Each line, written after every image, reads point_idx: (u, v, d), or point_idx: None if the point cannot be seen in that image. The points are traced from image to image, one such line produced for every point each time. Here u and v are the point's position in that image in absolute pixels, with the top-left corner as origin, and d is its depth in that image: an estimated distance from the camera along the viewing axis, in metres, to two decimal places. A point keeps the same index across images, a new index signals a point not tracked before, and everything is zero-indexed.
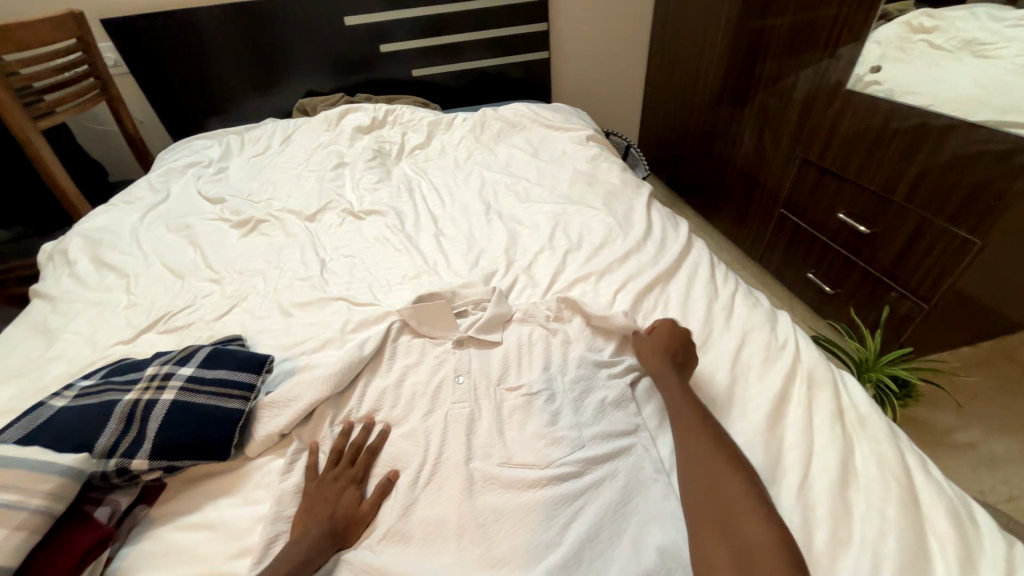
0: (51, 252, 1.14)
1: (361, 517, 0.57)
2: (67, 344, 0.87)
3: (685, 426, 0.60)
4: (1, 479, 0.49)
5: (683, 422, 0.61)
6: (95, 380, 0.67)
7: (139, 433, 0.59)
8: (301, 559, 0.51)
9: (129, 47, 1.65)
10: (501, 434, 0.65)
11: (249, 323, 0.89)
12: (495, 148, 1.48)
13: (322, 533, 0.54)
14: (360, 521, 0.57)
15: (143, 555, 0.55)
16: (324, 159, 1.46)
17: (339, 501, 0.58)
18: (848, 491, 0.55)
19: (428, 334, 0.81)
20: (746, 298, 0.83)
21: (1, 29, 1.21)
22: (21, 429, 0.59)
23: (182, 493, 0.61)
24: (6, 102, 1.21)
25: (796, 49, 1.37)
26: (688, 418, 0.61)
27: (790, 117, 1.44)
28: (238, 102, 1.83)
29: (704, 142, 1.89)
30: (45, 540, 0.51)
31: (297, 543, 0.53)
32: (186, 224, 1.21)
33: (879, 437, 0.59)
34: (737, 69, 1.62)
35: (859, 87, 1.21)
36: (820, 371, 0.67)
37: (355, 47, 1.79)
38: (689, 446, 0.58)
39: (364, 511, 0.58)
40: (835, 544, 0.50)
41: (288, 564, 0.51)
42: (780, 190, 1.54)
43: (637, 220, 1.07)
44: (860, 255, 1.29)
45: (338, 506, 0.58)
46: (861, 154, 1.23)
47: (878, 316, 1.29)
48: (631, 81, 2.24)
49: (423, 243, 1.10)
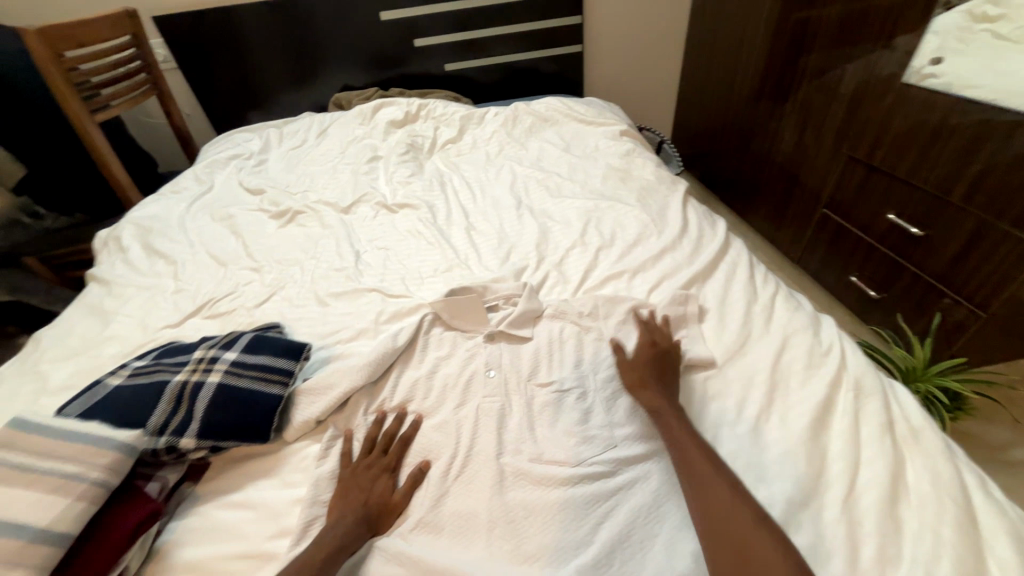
0: (105, 238, 1.20)
1: (394, 506, 0.58)
2: (122, 326, 0.92)
3: (694, 472, 0.54)
4: (65, 450, 0.52)
5: (691, 463, 0.55)
6: (147, 360, 0.71)
7: (187, 413, 0.62)
8: (337, 545, 0.53)
9: (178, 43, 1.72)
10: (531, 430, 0.65)
11: (287, 311, 0.92)
12: (526, 143, 1.47)
13: (357, 520, 0.56)
14: (394, 510, 0.58)
15: (189, 530, 0.57)
16: (359, 152, 1.49)
17: (374, 488, 0.59)
18: (898, 507, 0.52)
19: (459, 328, 0.81)
20: (788, 300, 0.80)
21: (65, 26, 1.28)
22: (82, 405, 0.64)
23: (224, 473, 0.64)
24: (67, 95, 1.28)
25: (845, 40, 1.30)
26: (699, 466, 0.54)
27: (835, 112, 1.37)
28: (277, 96, 1.89)
29: (741, 138, 1.82)
30: (102, 509, 0.53)
31: (334, 529, 0.54)
32: (228, 214, 1.26)
33: (934, 453, 0.56)
34: (780, 62, 1.55)
35: (915, 80, 1.13)
36: (868, 380, 0.64)
37: (390, 41, 1.81)
38: (701, 487, 0.52)
39: (396, 501, 0.59)
40: (883, 561, 0.48)
41: (325, 549, 0.52)
42: (822, 189, 1.47)
43: (673, 217, 1.04)
44: (909, 258, 1.23)
45: (372, 496, 0.59)
46: (915, 152, 1.16)
47: (928, 323, 1.22)
48: (665, 74, 2.19)
49: (454, 236, 1.11)
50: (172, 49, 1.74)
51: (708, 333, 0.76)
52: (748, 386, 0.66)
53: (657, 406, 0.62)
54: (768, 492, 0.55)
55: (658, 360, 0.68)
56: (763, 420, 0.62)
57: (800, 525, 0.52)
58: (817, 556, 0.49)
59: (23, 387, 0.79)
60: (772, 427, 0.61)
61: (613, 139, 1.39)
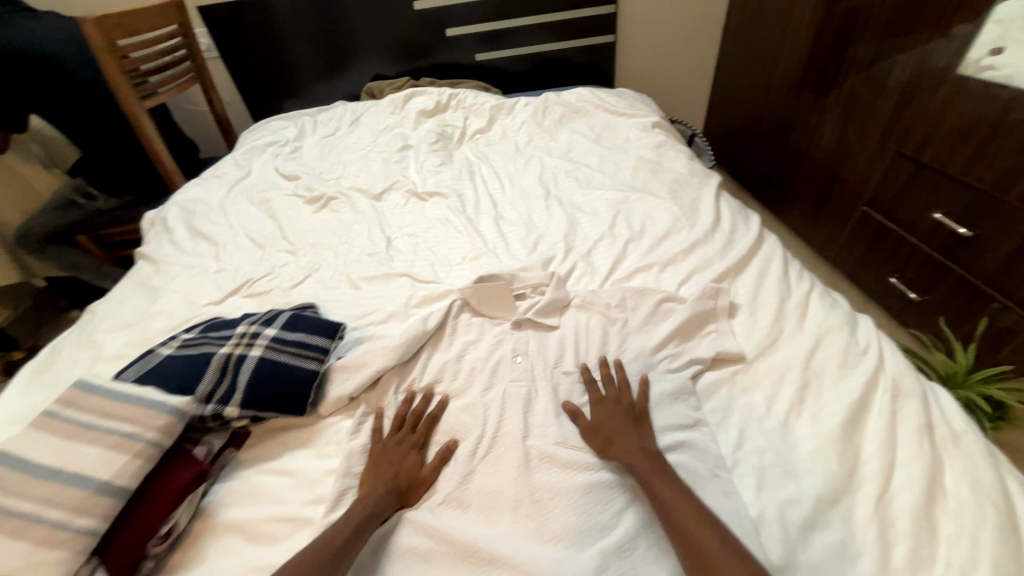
0: (151, 219, 1.26)
1: (422, 479, 0.60)
2: (168, 302, 0.97)
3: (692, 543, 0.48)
4: (124, 411, 0.56)
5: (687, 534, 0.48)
6: (194, 333, 0.75)
7: (231, 383, 0.66)
8: (371, 511, 0.55)
9: (220, 32, 1.78)
10: (557, 415, 0.65)
11: (322, 292, 0.95)
12: (556, 134, 1.46)
13: (390, 491, 0.58)
14: (422, 483, 0.60)
15: (231, 492, 0.61)
16: (390, 141, 1.51)
17: (403, 463, 0.61)
18: (933, 510, 0.51)
19: (487, 314, 0.83)
20: (824, 298, 0.78)
21: (119, 16, 1.35)
22: (136, 371, 0.68)
23: (264, 441, 0.67)
24: (120, 82, 1.35)
25: (898, 29, 1.24)
26: (695, 532, 0.48)
27: (882, 106, 1.31)
28: (312, 85, 1.93)
29: (778, 132, 1.76)
30: (156, 467, 0.57)
31: (367, 498, 0.57)
32: (266, 198, 1.30)
33: (976, 457, 0.54)
34: (825, 52, 1.49)
35: (972, 72, 1.07)
36: (907, 381, 0.63)
37: (422, 31, 1.83)
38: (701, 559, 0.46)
39: (425, 475, 0.61)
40: (915, 562, 0.47)
41: (360, 515, 0.55)
42: (864, 187, 1.42)
43: (705, 211, 1.03)
44: (956, 260, 1.17)
45: (402, 470, 0.61)
46: (969, 149, 1.10)
47: (972, 328, 1.17)
48: (700, 65, 2.13)
49: (482, 225, 1.12)
50: (214, 38, 1.79)
51: (738, 328, 0.75)
52: (779, 383, 0.66)
53: (635, 462, 0.56)
54: (797, 488, 0.54)
55: (623, 414, 0.61)
56: (793, 417, 0.61)
57: (830, 522, 0.51)
58: (846, 553, 0.49)
59: (81, 355, 0.85)
60: (803, 424, 0.60)
61: (644, 131, 1.37)
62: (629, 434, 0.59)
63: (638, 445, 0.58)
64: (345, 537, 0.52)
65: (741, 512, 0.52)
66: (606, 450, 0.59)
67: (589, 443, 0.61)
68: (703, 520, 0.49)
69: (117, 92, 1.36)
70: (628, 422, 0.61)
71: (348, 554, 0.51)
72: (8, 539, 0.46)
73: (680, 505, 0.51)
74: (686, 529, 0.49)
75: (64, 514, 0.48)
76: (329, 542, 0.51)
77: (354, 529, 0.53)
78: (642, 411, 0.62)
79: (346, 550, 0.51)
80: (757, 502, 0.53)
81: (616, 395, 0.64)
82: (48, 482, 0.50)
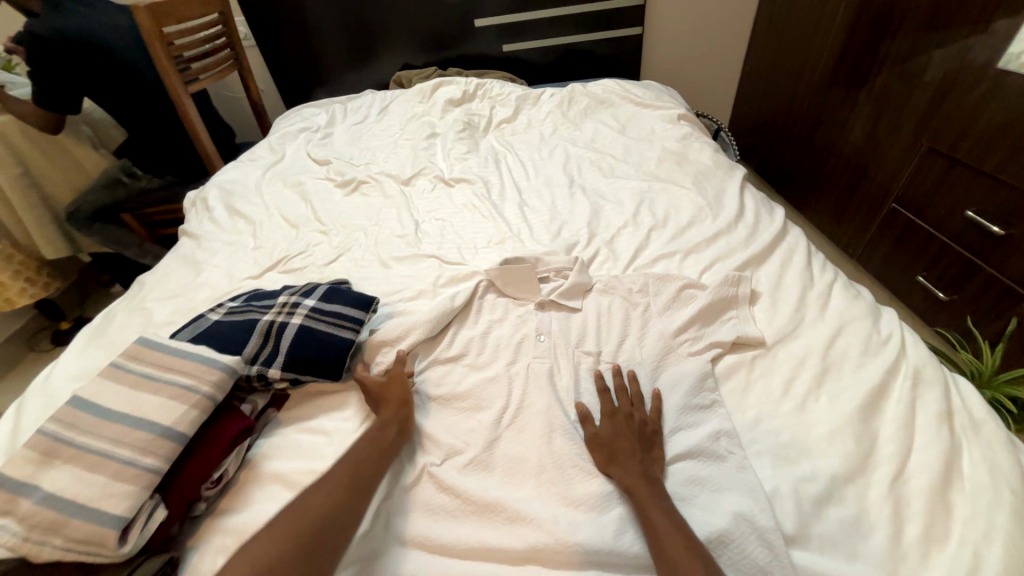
0: (193, 199, 1.33)
1: (400, 382, 0.68)
2: (210, 275, 1.02)
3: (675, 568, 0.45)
4: (185, 365, 0.62)
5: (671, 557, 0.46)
6: (239, 302, 0.81)
7: (274, 347, 0.71)
8: (382, 453, 0.60)
9: (257, 20, 1.83)
10: (578, 391, 0.68)
11: (354, 270, 1.00)
12: (581, 124, 1.48)
13: (392, 426, 0.63)
14: (404, 385, 0.68)
15: (273, 447, 0.65)
16: (418, 129, 1.55)
17: (385, 384, 0.68)
18: (949, 491, 0.52)
19: (512, 295, 0.86)
20: (847, 288, 0.79)
21: (168, 4, 1.42)
22: (188, 334, 0.74)
23: (302, 404, 0.72)
24: (167, 67, 1.42)
25: (936, 22, 1.21)
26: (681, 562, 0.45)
27: (917, 101, 1.28)
28: (343, 73, 1.98)
29: (807, 128, 1.74)
30: (208, 420, 0.62)
31: (371, 435, 0.61)
32: (299, 181, 1.35)
33: (995, 444, 0.54)
34: (859, 47, 1.46)
35: (1015, 66, 1.04)
36: (928, 369, 0.63)
37: (451, 21, 1.85)
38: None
39: (403, 381, 0.69)
40: (928, 539, 0.48)
41: (371, 453, 0.59)
42: (893, 184, 1.39)
43: (729, 202, 1.03)
44: (987, 259, 1.15)
45: (387, 386, 0.68)
46: (1007, 146, 1.07)
47: (1000, 329, 1.15)
48: (728, 59, 2.11)
49: (507, 211, 1.15)
50: (252, 26, 1.85)
51: (759, 315, 0.76)
52: (799, 367, 0.67)
53: (632, 483, 0.54)
54: (812, 465, 0.55)
55: (631, 435, 0.59)
56: (811, 400, 0.63)
57: (843, 499, 0.53)
58: (859, 528, 0.50)
59: (132, 321, 0.91)
60: (821, 406, 0.62)
61: (670, 123, 1.37)
62: (632, 456, 0.57)
63: (639, 466, 0.55)
64: (362, 476, 0.57)
65: (755, 486, 0.54)
66: (607, 468, 0.57)
67: (592, 457, 0.59)
68: (690, 549, 0.47)
69: (164, 77, 1.43)
70: (634, 443, 0.58)
71: (365, 489, 0.56)
72: (83, 471, 0.52)
73: (668, 530, 0.49)
74: (671, 555, 0.47)
75: (131, 452, 0.53)
76: (345, 477, 0.56)
77: (366, 468, 0.58)
78: (653, 432, 0.60)
79: (364, 488, 0.56)
80: (772, 477, 0.55)
81: (629, 409, 0.62)
82: (118, 424, 0.55)
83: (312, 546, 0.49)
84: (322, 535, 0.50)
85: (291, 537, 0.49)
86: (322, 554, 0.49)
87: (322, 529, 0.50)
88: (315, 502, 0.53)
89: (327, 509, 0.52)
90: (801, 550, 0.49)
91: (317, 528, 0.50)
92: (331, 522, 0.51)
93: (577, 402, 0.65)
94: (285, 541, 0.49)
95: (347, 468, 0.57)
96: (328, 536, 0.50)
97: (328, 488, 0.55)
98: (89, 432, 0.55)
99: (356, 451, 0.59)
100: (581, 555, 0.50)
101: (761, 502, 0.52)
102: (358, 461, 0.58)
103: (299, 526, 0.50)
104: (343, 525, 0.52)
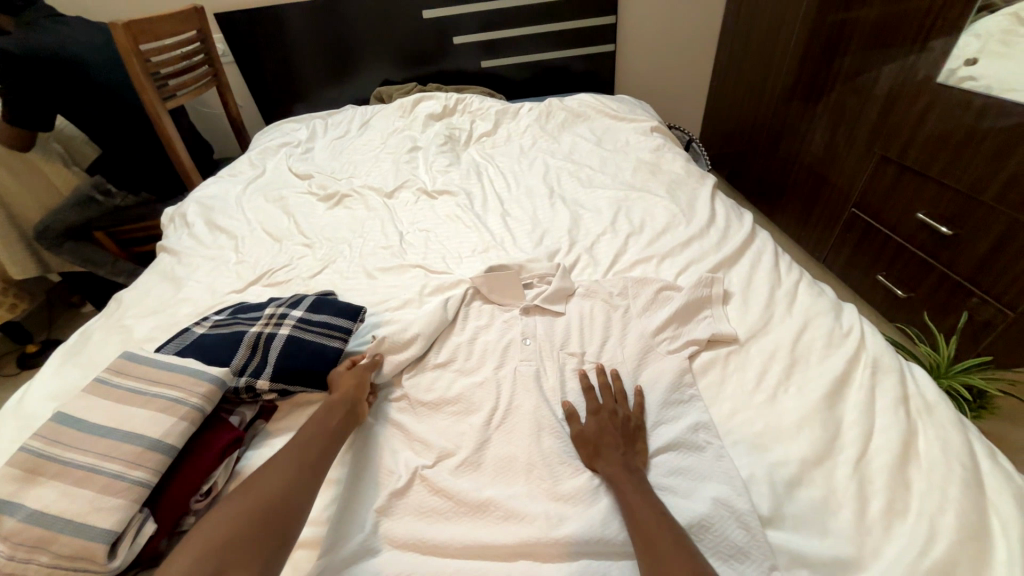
0: (171, 215, 1.31)
1: (362, 373, 0.71)
2: (192, 290, 1.01)
3: (650, 540, 0.48)
4: (175, 378, 0.62)
5: (647, 530, 0.49)
6: (224, 315, 0.81)
7: (261, 358, 0.71)
8: (329, 440, 0.60)
9: (235, 38, 1.84)
10: (563, 390, 0.71)
11: (339, 282, 1.01)
12: (559, 137, 1.53)
13: (339, 414, 0.64)
14: (364, 375, 0.71)
15: (263, 458, 0.65)
16: (399, 143, 1.58)
17: (346, 374, 0.71)
18: (908, 469, 0.56)
19: (497, 302, 0.88)
20: (811, 286, 0.84)
21: (147, 22, 1.42)
22: (174, 348, 0.74)
23: (292, 414, 0.72)
24: (145, 85, 1.41)
25: (881, 42, 1.31)
26: (655, 535, 0.48)
27: (869, 113, 1.38)
28: (322, 89, 2.00)
29: (771, 139, 1.84)
30: (196, 432, 0.62)
31: (322, 421, 0.62)
32: (281, 196, 1.35)
33: (946, 423, 0.59)
34: (814, 63, 1.57)
35: (952, 82, 1.14)
36: (886, 358, 0.68)
37: (430, 38, 1.90)
38: (658, 552, 0.47)
39: (361, 371, 0.71)
40: (890, 513, 0.52)
41: (320, 438, 0.60)
42: (851, 189, 1.48)
43: (701, 209, 1.09)
44: (939, 258, 1.23)
45: (343, 375, 0.70)
46: (948, 152, 1.16)
47: (955, 322, 1.22)
48: (696, 75, 2.21)
49: (490, 221, 1.18)
50: (230, 43, 1.86)
51: (732, 314, 0.81)
52: (770, 360, 0.71)
53: (616, 474, 0.56)
54: (783, 451, 0.59)
55: (615, 430, 0.62)
56: (781, 391, 0.67)
57: (813, 481, 0.56)
58: (828, 505, 0.54)
59: (111, 338, 0.89)
60: (790, 397, 0.66)
61: (643, 135, 1.44)
62: (617, 449, 0.59)
63: (622, 458, 0.58)
64: (313, 461, 0.57)
65: (732, 471, 0.57)
66: (593, 462, 0.59)
67: (579, 452, 0.61)
68: (664, 522, 0.50)
69: (142, 94, 1.42)
70: (618, 437, 0.61)
71: (318, 473, 0.56)
72: (71, 487, 0.51)
73: (644, 511, 0.51)
74: (647, 529, 0.49)
75: (120, 466, 0.53)
76: (295, 461, 0.56)
77: (317, 453, 0.58)
78: (636, 427, 0.63)
79: (314, 471, 0.56)
80: (749, 464, 0.58)
81: (612, 406, 0.65)
82: (106, 439, 0.56)
83: (268, 524, 0.48)
84: (278, 513, 0.50)
85: (244, 514, 0.48)
86: (279, 531, 0.49)
87: (275, 508, 0.50)
88: (267, 480, 0.53)
89: (281, 489, 0.52)
90: (776, 530, 0.52)
91: (273, 508, 0.50)
92: (288, 502, 0.51)
93: (562, 400, 0.68)
94: (238, 519, 0.48)
95: (300, 452, 0.57)
96: (284, 514, 0.50)
97: (280, 470, 0.54)
98: (76, 448, 0.55)
99: (306, 436, 0.60)
100: (571, 547, 0.52)
101: (736, 486, 0.55)
102: (310, 447, 0.58)
103: (252, 505, 0.49)
104: (298, 506, 0.52)
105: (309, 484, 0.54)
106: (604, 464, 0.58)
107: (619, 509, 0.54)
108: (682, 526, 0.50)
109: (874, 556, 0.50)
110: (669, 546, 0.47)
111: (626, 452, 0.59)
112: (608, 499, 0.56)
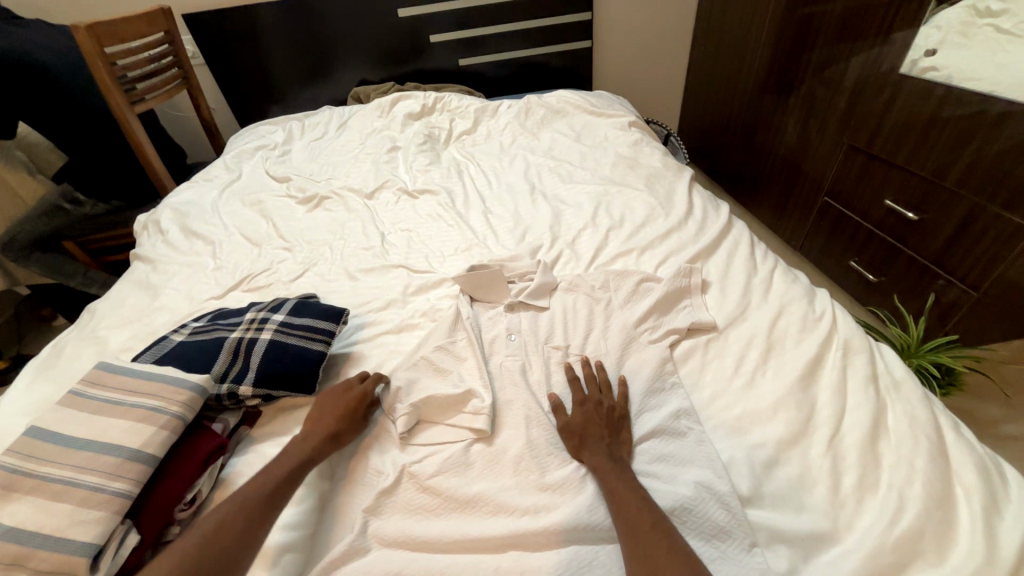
0: (144, 222, 1.28)
1: (357, 389, 0.69)
2: (169, 298, 0.99)
3: (630, 526, 0.50)
4: (153, 388, 0.62)
5: (628, 515, 0.51)
6: (203, 322, 0.81)
7: (243, 364, 0.70)
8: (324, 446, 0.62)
9: (204, 39, 1.80)
10: (548, 381, 0.72)
11: (321, 285, 1.00)
12: (539, 134, 1.54)
13: (327, 437, 0.63)
14: (358, 394, 0.68)
15: (247, 465, 0.64)
16: (379, 143, 1.56)
17: (332, 396, 0.68)
18: (879, 443, 0.58)
19: (483, 299, 0.89)
20: (785, 274, 0.86)
21: (111, 23, 1.37)
22: (151, 356, 0.73)
23: (277, 419, 0.71)
24: (111, 87, 1.36)
25: (847, 34, 1.35)
26: (633, 516, 0.50)
27: (837, 105, 1.42)
28: (297, 90, 1.97)
29: (746, 131, 1.87)
30: (178, 441, 0.61)
31: (330, 420, 0.64)
32: (259, 200, 1.33)
33: (912, 400, 0.62)
34: (784, 57, 1.61)
35: (914, 72, 1.18)
36: (857, 340, 0.71)
37: (406, 37, 1.88)
38: (637, 541, 0.48)
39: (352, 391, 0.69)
40: (862, 488, 0.54)
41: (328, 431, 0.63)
42: (824, 178, 1.53)
43: (678, 202, 1.11)
44: (907, 242, 1.28)
45: (332, 399, 0.68)
46: (911, 142, 1.21)
47: (923, 304, 1.27)
48: (673, 69, 2.24)
49: (473, 219, 1.18)
50: (200, 46, 1.82)
51: (711, 302, 0.83)
52: (746, 348, 0.73)
53: (599, 465, 0.57)
54: (760, 434, 0.61)
55: (601, 421, 0.62)
56: (758, 376, 0.68)
57: (789, 460, 0.58)
58: (804, 482, 0.56)
59: (84, 350, 0.87)
60: (766, 381, 0.67)
61: (622, 130, 1.46)
62: (603, 440, 0.60)
63: (607, 450, 0.59)
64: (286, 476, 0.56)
65: (713, 455, 0.59)
66: (579, 453, 0.60)
67: (565, 443, 0.62)
68: (643, 506, 0.51)
69: (107, 97, 1.38)
70: (604, 428, 0.62)
71: (283, 494, 0.55)
72: (47, 502, 0.51)
73: (626, 497, 0.52)
74: (626, 516, 0.51)
75: (98, 478, 0.52)
76: (263, 484, 0.55)
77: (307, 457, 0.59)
78: (620, 417, 0.64)
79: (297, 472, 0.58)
80: (728, 447, 0.60)
81: (597, 396, 0.66)
82: (83, 452, 0.55)
83: (219, 549, 0.48)
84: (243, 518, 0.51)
85: (218, 521, 0.50)
86: (248, 530, 0.50)
87: (250, 512, 0.51)
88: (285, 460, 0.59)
89: (244, 513, 0.51)
90: (756, 509, 0.54)
91: (231, 532, 0.49)
92: (249, 527, 0.50)
93: (549, 392, 0.69)
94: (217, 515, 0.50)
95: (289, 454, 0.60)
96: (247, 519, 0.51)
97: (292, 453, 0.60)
98: (52, 462, 0.54)
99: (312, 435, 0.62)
100: (560, 535, 0.53)
101: (714, 467, 0.57)
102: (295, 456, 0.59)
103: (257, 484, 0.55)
104: (259, 527, 0.51)
105: (271, 503, 0.53)
106: (590, 454, 0.59)
107: (602, 494, 0.55)
108: (663, 512, 0.52)
109: (847, 529, 0.52)
110: (646, 531, 0.49)
111: (608, 443, 0.60)
112: (593, 485, 0.57)
